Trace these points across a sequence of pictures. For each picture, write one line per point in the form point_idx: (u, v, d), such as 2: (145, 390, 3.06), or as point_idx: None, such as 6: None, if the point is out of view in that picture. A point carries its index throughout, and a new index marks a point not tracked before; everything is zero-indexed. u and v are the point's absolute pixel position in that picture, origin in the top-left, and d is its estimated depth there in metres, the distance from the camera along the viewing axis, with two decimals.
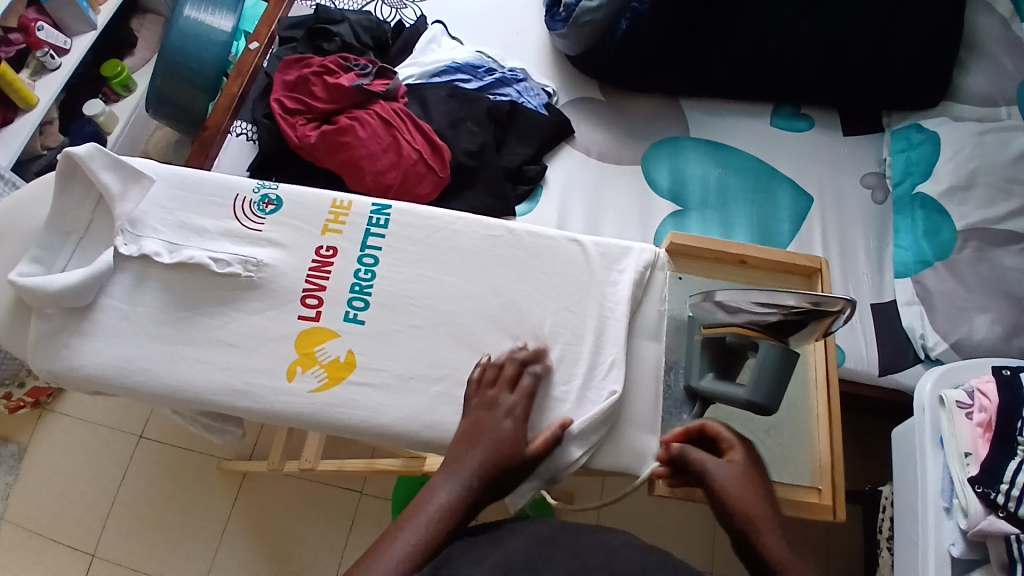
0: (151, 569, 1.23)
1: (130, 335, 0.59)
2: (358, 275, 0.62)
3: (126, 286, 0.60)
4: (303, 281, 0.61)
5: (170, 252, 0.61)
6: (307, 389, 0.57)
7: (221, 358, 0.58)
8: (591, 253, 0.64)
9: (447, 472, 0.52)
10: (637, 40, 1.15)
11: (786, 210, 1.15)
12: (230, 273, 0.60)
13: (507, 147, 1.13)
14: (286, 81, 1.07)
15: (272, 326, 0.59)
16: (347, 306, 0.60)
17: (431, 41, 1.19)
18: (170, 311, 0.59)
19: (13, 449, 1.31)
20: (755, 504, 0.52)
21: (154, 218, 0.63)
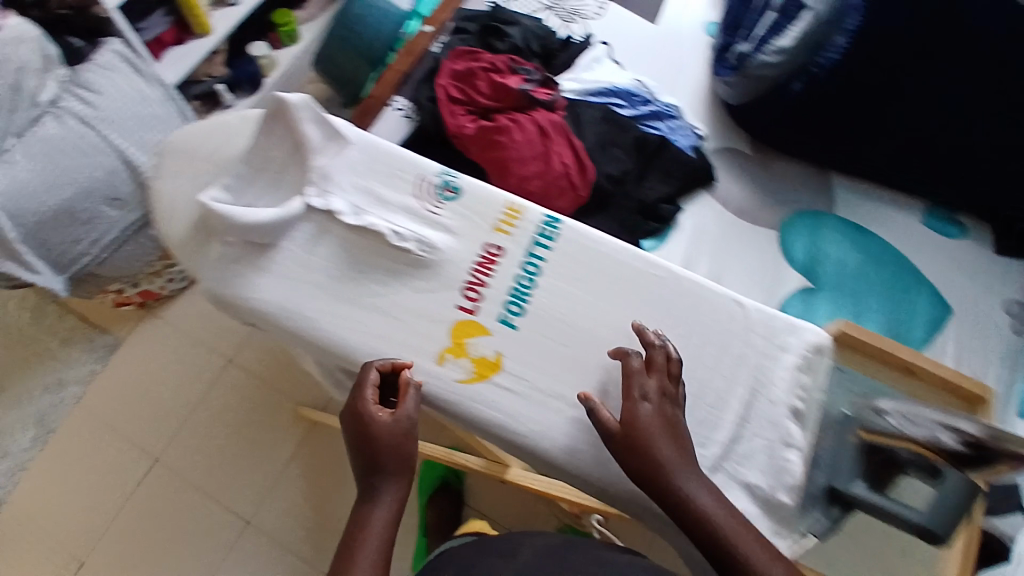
0: (208, 487, 1.29)
1: (311, 276, 0.72)
2: (520, 280, 0.74)
3: (308, 234, 0.73)
4: (468, 271, 0.74)
5: (355, 214, 0.74)
6: (455, 377, 0.70)
7: (382, 319, 0.71)
8: (746, 316, 0.75)
9: (376, 487, 0.64)
10: (805, 105, 1.14)
11: (924, 315, 1.10)
12: (405, 248, 0.73)
13: (647, 182, 1.12)
14: (454, 69, 1.10)
15: (435, 306, 0.72)
16: (504, 308, 0.73)
17: (595, 60, 1.20)
18: (347, 268, 0.72)
19: (109, 341, 1.39)
20: (662, 447, 0.63)
21: (345, 181, 0.76)
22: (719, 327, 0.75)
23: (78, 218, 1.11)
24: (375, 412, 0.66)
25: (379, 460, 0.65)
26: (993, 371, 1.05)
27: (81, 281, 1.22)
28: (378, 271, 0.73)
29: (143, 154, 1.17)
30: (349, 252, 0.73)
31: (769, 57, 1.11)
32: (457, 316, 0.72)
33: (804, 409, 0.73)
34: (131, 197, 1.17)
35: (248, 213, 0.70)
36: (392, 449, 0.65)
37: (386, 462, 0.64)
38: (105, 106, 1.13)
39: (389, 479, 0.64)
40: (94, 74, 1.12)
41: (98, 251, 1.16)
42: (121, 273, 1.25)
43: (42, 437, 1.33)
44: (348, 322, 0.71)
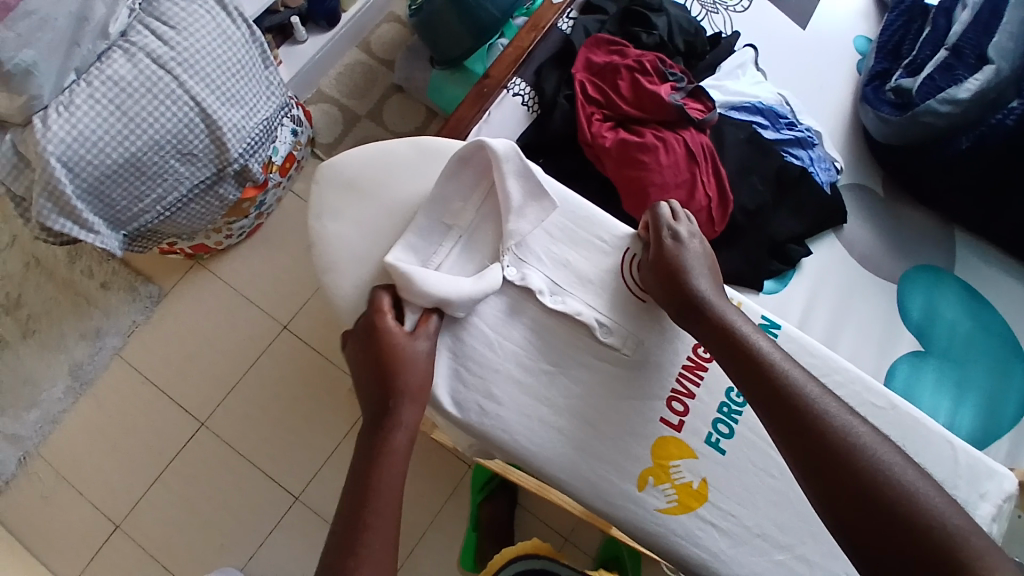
0: (255, 459, 1.23)
1: (517, 350, 0.73)
2: (730, 397, 0.75)
3: (505, 309, 0.74)
4: (674, 380, 0.74)
5: (551, 293, 0.75)
6: (656, 504, 0.71)
7: (588, 412, 0.72)
8: (960, 461, 0.77)
9: (400, 417, 0.64)
10: (967, 165, 1.05)
11: (1020, 395, 1.03)
12: (611, 344, 0.74)
13: (779, 217, 1.02)
14: (594, 62, 0.98)
15: (640, 415, 0.73)
16: (712, 429, 0.74)
17: (739, 66, 1.08)
18: (550, 346, 0.74)
19: (153, 291, 1.30)
20: (697, 278, 0.70)
21: (544, 253, 0.77)
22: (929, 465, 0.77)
23: (143, 173, 0.99)
24: (389, 332, 0.67)
25: (397, 381, 0.65)
26: None
27: (138, 238, 1.10)
28: (578, 363, 0.73)
29: (221, 105, 1.02)
30: (548, 335, 0.74)
31: (939, 105, 1.02)
32: (661, 431, 0.73)
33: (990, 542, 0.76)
34: (203, 152, 1.03)
35: (454, 290, 0.70)
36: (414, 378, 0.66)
37: (410, 393, 0.65)
38: (183, 43, 0.97)
39: (410, 404, 0.65)
40: (173, 6, 0.97)
41: (161, 209, 1.05)
42: (182, 231, 1.14)
43: (76, 390, 1.25)
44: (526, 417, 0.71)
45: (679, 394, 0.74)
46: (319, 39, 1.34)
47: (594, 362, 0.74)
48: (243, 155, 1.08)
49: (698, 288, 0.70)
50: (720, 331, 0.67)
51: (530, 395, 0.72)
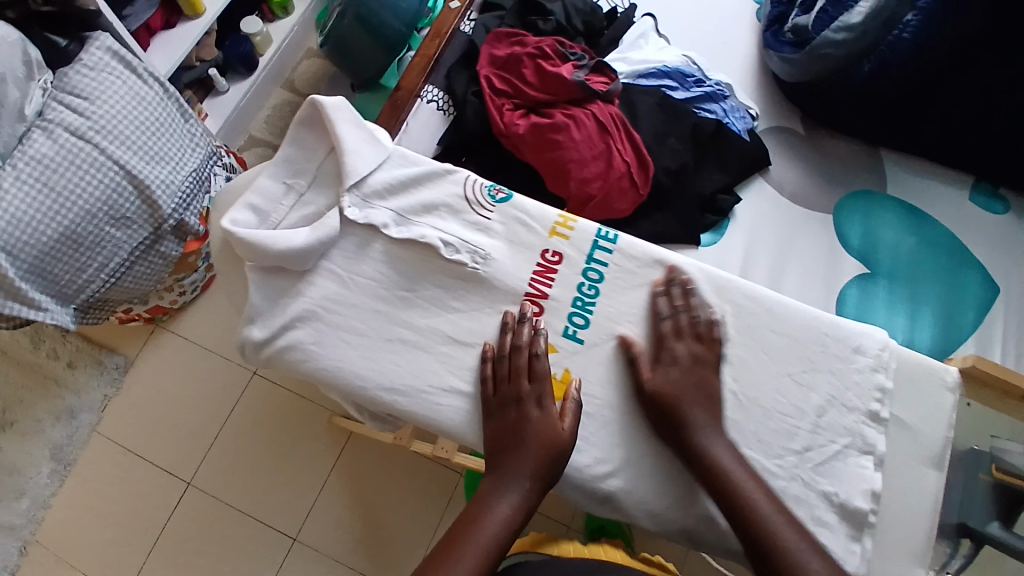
0: (246, 508, 1.23)
1: (352, 301, 0.60)
2: (582, 290, 0.63)
3: (349, 251, 0.61)
4: (525, 284, 0.62)
5: (397, 225, 0.62)
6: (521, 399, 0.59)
7: (439, 347, 0.59)
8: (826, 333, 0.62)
9: (500, 475, 0.56)
10: (875, 88, 1.08)
11: (975, 298, 1.08)
12: (459, 261, 0.62)
13: (704, 171, 1.05)
14: (496, 57, 1.00)
15: (492, 330, 0.60)
16: (568, 322, 0.62)
17: (641, 36, 1.11)
18: (393, 285, 0.61)
19: (119, 361, 1.30)
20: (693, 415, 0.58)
21: (385, 187, 0.63)
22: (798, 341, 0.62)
23: (81, 245, 1.00)
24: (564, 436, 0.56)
25: (505, 459, 0.56)
26: None
27: (90, 309, 1.10)
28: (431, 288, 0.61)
29: (147, 165, 1.04)
30: (394, 267, 0.61)
31: (834, 34, 1.04)
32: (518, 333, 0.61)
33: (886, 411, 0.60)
34: (136, 214, 1.05)
35: (280, 241, 0.58)
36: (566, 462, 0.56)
37: (528, 456, 0.55)
38: (99, 112, 1.00)
39: (510, 480, 0.55)
40: (83, 78, 1.00)
41: (106, 277, 1.06)
42: (131, 295, 1.14)
43: (61, 472, 1.25)
44: (392, 352, 0.59)
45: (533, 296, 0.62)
46: (240, 85, 1.37)
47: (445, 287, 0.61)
48: (176, 210, 1.10)
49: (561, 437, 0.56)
50: (704, 468, 0.56)
51: (385, 342, 0.59)
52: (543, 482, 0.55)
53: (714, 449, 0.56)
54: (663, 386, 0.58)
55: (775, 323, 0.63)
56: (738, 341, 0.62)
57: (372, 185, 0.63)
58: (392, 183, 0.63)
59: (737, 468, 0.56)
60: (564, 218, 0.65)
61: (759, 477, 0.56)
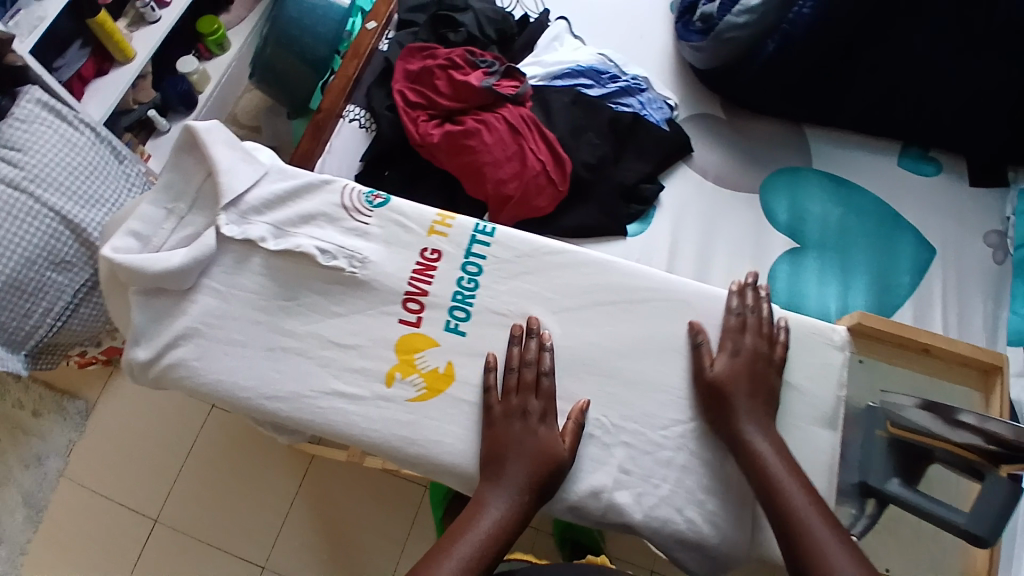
0: (216, 539, 1.24)
1: (233, 317, 0.58)
2: (461, 284, 0.60)
3: (228, 266, 0.59)
4: (405, 283, 0.60)
5: (276, 238, 0.60)
6: (404, 397, 0.57)
7: (322, 354, 0.57)
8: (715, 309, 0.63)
9: (494, 484, 0.53)
10: (782, 65, 1.10)
11: (908, 261, 1.11)
12: (336, 267, 0.59)
13: (624, 163, 1.08)
14: (409, 70, 1.02)
15: (375, 332, 0.58)
16: (448, 316, 0.59)
17: (556, 39, 1.13)
18: (271, 297, 0.59)
19: (81, 406, 1.32)
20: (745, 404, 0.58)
21: (263, 201, 0.60)
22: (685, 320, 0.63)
23: (23, 290, 1.02)
24: (562, 449, 0.55)
25: (499, 465, 0.53)
26: (980, 309, 1.10)
27: (41, 353, 1.11)
28: (310, 295, 0.58)
29: (81, 208, 1.07)
30: (274, 278, 0.59)
31: (737, 18, 1.07)
32: (401, 331, 0.58)
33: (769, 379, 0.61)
34: (76, 257, 1.08)
35: (159, 260, 0.57)
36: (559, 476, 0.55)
37: (528, 467, 0.53)
38: (33, 162, 1.03)
39: (502, 488, 0.52)
40: (16, 131, 1.02)
41: (52, 321, 1.07)
42: (80, 337, 1.14)
43: (32, 520, 1.25)
44: (273, 361, 0.57)
45: (414, 293, 0.60)
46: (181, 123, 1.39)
47: (324, 295, 0.58)
48: None
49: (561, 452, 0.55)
50: (749, 456, 0.56)
51: (268, 353, 0.57)
52: (537, 494, 0.53)
53: (757, 441, 0.56)
54: (731, 375, 0.59)
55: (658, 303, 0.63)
56: (623, 320, 0.61)
57: (247, 200, 0.60)
58: (266, 194, 0.61)
59: (778, 459, 0.56)
60: (445, 213, 0.62)
61: (796, 466, 0.56)
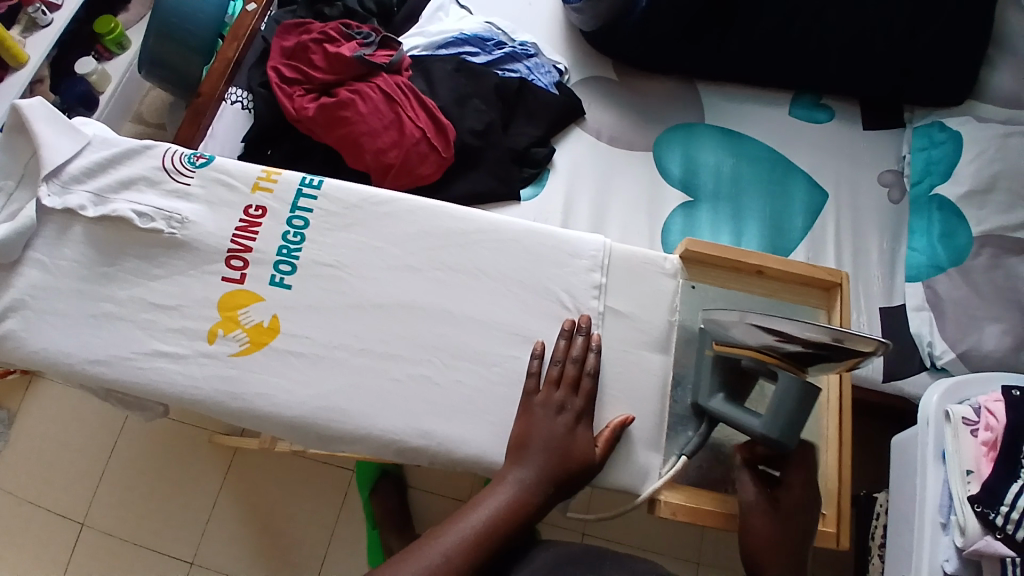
0: (144, 538, 1.22)
1: (55, 288, 0.58)
2: (287, 238, 0.60)
3: (51, 238, 0.59)
4: (227, 241, 0.59)
5: (96, 205, 0.59)
6: (227, 353, 0.56)
7: (146, 317, 0.57)
8: (548, 244, 0.63)
9: (517, 461, 0.55)
10: (658, 17, 1.09)
11: (801, 205, 1.12)
12: (154, 229, 0.58)
13: (515, 128, 1.08)
14: (284, 47, 1.02)
15: (197, 291, 0.58)
16: (273, 270, 0.59)
17: (439, 10, 1.14)
18: (94, 266, 0.58)
19: (1, 416, 1.30)
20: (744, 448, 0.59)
21: (82, 170, 0.60)
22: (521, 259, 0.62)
23: None
24: (587, 449, 0.56)
25: (526, 447, 0.55)
26: (876, 247, 1.11)
27: None
28: (133, 260, 0.58)
29: None
30: (97, 245, 0.59)
31: None
32: (225, 289, 0.58)
33: (607, 309, 0.62)
34: None
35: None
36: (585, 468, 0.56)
37: (556, 455, 0.55)
38: None
39: (530, 464, 0.54)
40: None
41: None
42: None
43: None
44: (96, 327, 0.57)
45: (238, 250, 0.59)
46: None
47: (145, 259, 0.58)
48: None
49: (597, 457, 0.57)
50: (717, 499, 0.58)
51: (90, 321, 0.57)
52: (557, 486, 0.54)
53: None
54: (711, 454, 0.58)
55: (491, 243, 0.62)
56: (449, 261, 0.61)
57: (69, 170, 0.60)
58: (86, 163, 0.60)
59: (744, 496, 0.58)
60: (269, 169, 0.62)
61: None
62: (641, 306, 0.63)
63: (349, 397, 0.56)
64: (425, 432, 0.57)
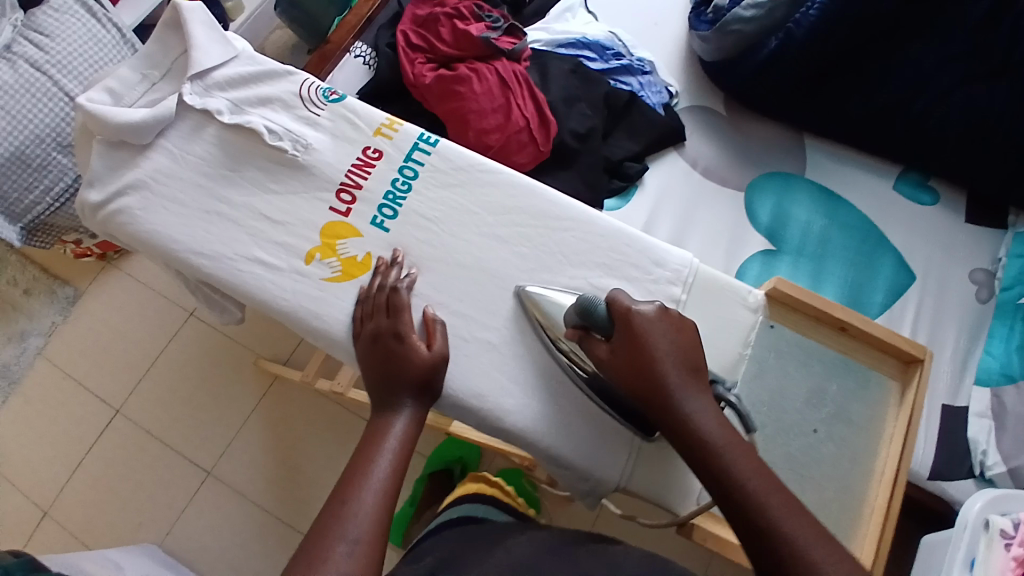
0: (169, 440, 1.27)
1: (179, 179, 0.62)
2: (395, 184, 0.62)
3: (185, 132, 0.63)
4: (342, 174, 0.62)
5: (232, 113, 0.63)
6: (319, 277, 0.59)
7: (252, 225, 0.60)
8: (636, 247, 0.62)
9: (384, 408, 0.54)
10: (781, 65, 1.10)
11: (884, 281, 1.09)
12: (279, 147, 0.62)
13: (613, 139, 1.10)
14: (417, 15, 1.06)
15: (304, 212, 0.61)
16: (376, 211, 0.61)
17: (567, 10, 1.16)
18: (217, 167, 0.62)
19: (69, 293, 1.37)
20: (670, 368, 0.52)
21: (226, 80, 0.64)
22: (605, 253, 0.62)
23: (27, 164, 1.06)
24: (418, 354, 0.55)
25: (387, 384, 0.54)
26: (951, 343, 1.06)
27: (36, 231, 1.15)
28: (253, 170, 0.62)
29: None
30: (223, 149, 0.62)
31: (744, 11, 1.08)
32: (329, 218, 0.61)
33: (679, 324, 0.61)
34: None
35: (120, 112, 0.61)
36: (415, 367, 0.54)
37: (392, 376, 0.54)
38: (57, 49, 1.06)
39: (395, 397, 0.54)
40: (47, 17, 1.07)
41: (50, 201, 1.10)
42: (76, 224, 1.18)
43: (6, 389, 1.31)
44: (206, 223, 0.60)
45: (349, 186, 0.62)
46: None
47: (263, 171, 0.62)
48: None
49: (427, 357, 0.55)
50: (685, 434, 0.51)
51: (200, 217, 0.60)
52: (411, 395, 0.54)
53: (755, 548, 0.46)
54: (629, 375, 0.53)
55: (579, 231, 0.62)
56: (536, 241, 0.62)
57: (213, 76, 0.64)
58: (231, 73, 0.64)
59: (718, 431, 0.50)
60: (393, 118, 0.65)
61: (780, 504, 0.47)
62: (714, 329, 0.61)
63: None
64: (480, 400, 0.57)
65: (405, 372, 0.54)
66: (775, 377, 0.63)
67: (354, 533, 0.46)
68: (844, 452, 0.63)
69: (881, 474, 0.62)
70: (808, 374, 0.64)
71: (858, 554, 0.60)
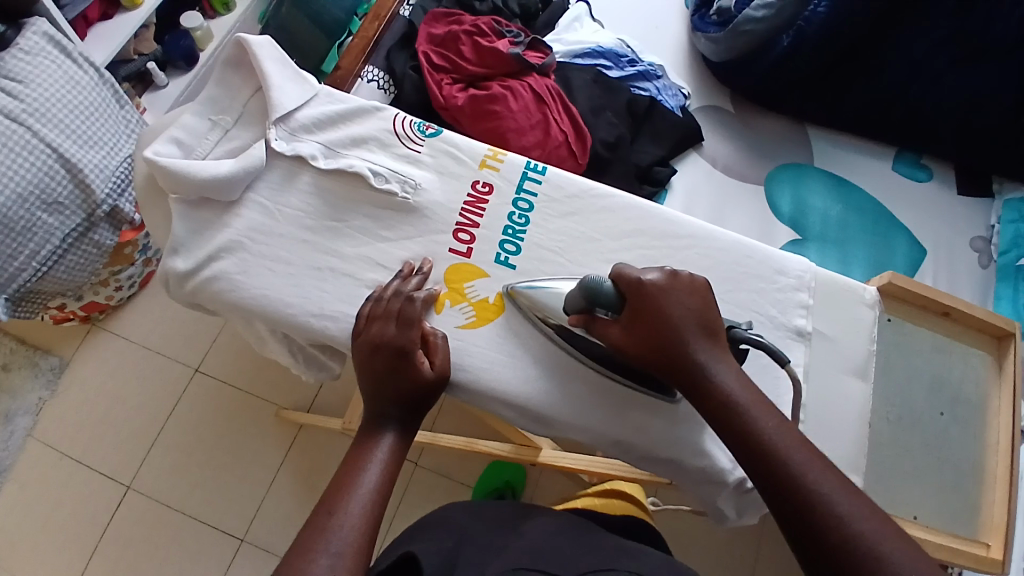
0: (191, 509, 1.15)
1: (280, 235, 0.56)
2: (512, 218, 0.60)
3: (275, 183, 0.58)
4: (456, 214, 0.59)
5: (326, 157, 0.59)
6: (453, 324, 0.56)
7: (369, 277, 0.56)
8: (757, 256, 0.62)
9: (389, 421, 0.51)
10: (795, 60, 1.14)
11: (902, 257, 1.11)
12: (388, 191, 0.58)
13: (639, 144, 1.09)
14: (433, 34, 1.04)
15: (422, 258, 0.57)
16: (498, 248, 0.58)
17: (576, 20, 1.17)
18: (321, 217, 0.57)
19: (54, 363, 1.23)
20: (689, 338, 0.50)
21: (311, 121, 0.60)
22: (730, 266, 0.61)
23: (10, 229, 0.94)
24: (422, 371, 0.51)
25: (393, 399, 0.51)
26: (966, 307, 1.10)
27: (21, 301, 1.05)
28: (362, 217, 0.58)
29: (80, 148, 0.98)
30: (324, 198, 0.58)
31: (754, 12, 1.12)
32: (451, 260, 0.58)
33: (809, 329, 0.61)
34: (69, 200, 0.99)
35: (203, 166, 0.55)
36: (416, 386, 0.51)
37: (395, 393, 0.51)
38: (32, 95, 0.94)
39: (395, 411, 0.51)
40: (16, 61, 0.95)
41: (38, 265, 0.98)
42: (65, 288, 1.07)
43: None
44: (319, 280, 0.55)
45: (465, 224, 0.59)
46: (180, 80, 1.31)
47: (374, 217, 0.58)
48: (111, 195, 1.03)
49: (428, 378, 0.51)
50: (708, 398, 0.49)
51: (307, 276, 0.55)
52: (410, 414, 0.51)
53: None
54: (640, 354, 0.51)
55: (699, 246, 0.61)
56: (664, 261, 0.60)
57: (297, 118, 0.60)
58: (317, 114, 0.60)
59: (741, 390, 0.48)
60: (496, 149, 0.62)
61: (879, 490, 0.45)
62: (832, 330, 0.62)
63: (561, 393, 0.55)
64: (642, 432, 0.55)
65: (403, 388, 0.51)
66: (896, 370, 0.65)
67: (336, 545, 0.43)
68: (964, 429, 0.66)
69: (998, 440, 0.66)
70: (924, 361, 0.66)
71: (992, 519, 0.64)
